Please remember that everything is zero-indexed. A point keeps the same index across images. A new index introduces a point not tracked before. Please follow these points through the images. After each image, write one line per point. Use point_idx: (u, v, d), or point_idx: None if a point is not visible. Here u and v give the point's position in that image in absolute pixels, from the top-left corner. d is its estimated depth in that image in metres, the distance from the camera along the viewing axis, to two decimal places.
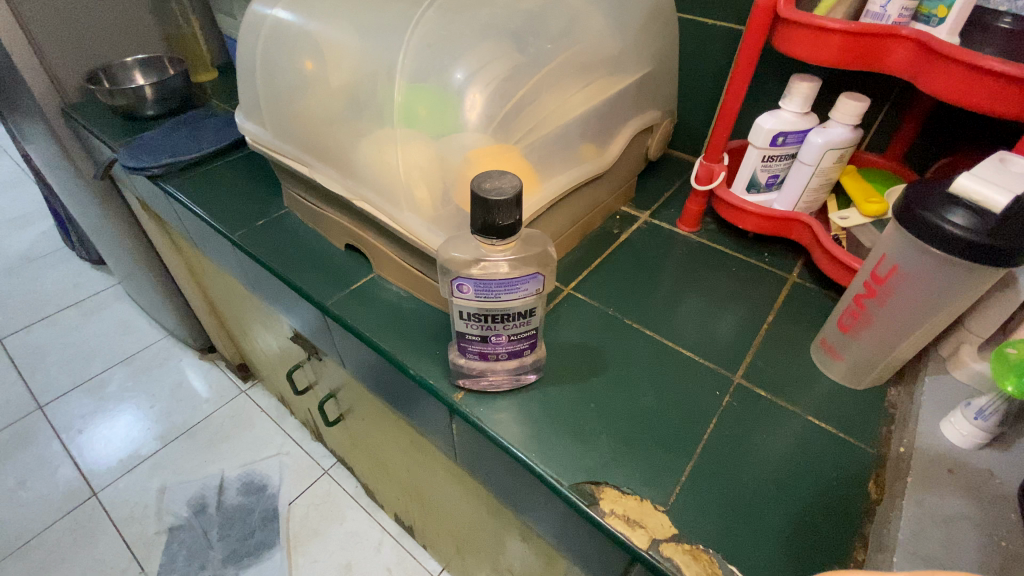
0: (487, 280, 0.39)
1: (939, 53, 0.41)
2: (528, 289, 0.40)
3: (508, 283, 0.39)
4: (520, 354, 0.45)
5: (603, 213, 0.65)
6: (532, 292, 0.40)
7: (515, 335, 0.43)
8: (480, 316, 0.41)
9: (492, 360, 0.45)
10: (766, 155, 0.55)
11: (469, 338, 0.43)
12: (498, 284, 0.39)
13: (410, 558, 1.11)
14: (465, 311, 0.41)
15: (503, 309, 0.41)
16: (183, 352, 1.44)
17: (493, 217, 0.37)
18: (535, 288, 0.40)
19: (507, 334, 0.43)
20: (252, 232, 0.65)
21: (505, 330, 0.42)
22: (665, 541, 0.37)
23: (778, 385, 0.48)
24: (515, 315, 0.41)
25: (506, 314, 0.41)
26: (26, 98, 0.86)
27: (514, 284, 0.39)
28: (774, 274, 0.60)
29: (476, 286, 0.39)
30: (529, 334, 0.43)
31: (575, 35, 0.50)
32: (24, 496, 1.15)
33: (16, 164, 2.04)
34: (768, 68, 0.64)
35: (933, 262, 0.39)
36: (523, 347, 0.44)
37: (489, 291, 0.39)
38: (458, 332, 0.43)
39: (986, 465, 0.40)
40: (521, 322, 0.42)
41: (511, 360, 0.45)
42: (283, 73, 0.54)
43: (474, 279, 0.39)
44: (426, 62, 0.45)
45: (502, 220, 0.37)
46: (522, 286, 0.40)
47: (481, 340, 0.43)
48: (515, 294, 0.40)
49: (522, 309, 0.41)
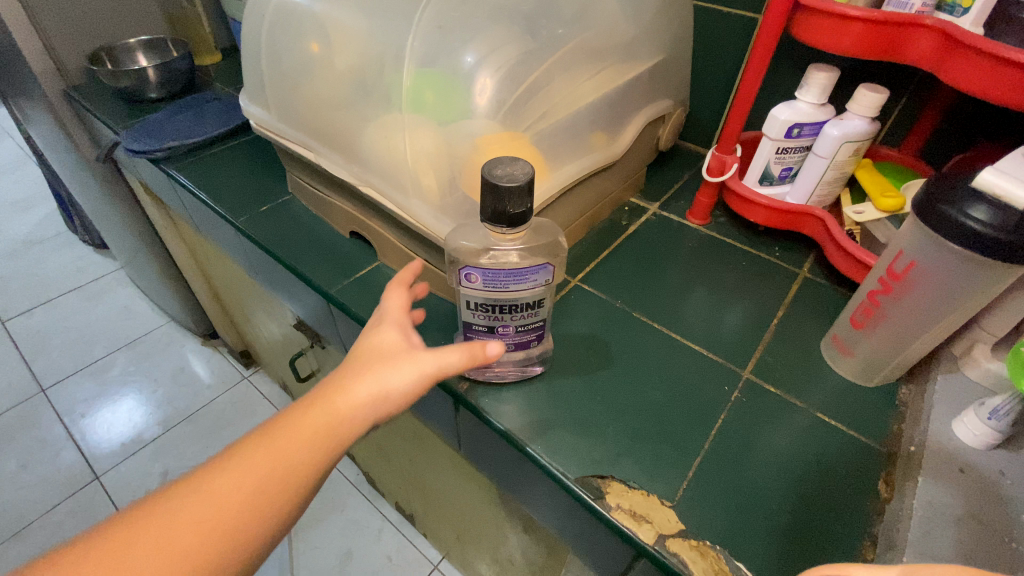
0: (495, 269, 0.38)
1: (964, 43, 0.39)
2: (538, 280, 0.39)
3: (516, 273, 0.38)
4: (527, 346, 0.44)
5: (612, 204, 0.64)
6: (542, 283, 0.40)
7: (522, 327, 0.42)
8: (490, 307, 0.41)
9: (497, 351, 0.44)
10: (780, 146, 0.54)
11: (476, 328, 0.43)
12: (507, 274, 0.38)
13: (410, 545, 1.11)
14: (472, 301, 0.41)
15: (511, 300, 0.40)
16: (185, 338, 1.44)
17: (503, 204, 0.36)
18: (544, 279, 0.40)
19: (515, 326, 0.42)
20: (255, 218, 0.64)
21: (512, 322, 0.42)
22: (671, 537, 0.37)
23: (787, 381, 0.47)
24: (523, 306, 0.41)
25: (513, 305, 0.40)
26: (28, 79, 0.85)
27: (524, 274, 0.39)
28: (783, 269, 0.59)
29: (485, 276, 0.38)
30: (536, 326, 0.43)
31: (587, 20, 0.49)
32: (25, 479, 1.15)
33: (18, 147, 2.03)
34: (784, 57, 0.63)
35: (955, 258, 0.38)
36: (530, 339, 0.44)
37: (498, 281, 0.39)
38: (464, 322, 0.43)
39: (998, 466, 0.39)
40: (529, 312, 0.42)
41: (518, 351, 0.44)
42: (288, 55, 0.53)
43: (482, 268, 0.38)
44: (435, 45, 0.43)
45: (512, 208, 0.36)
46: (532, 277, 0.39)
47: (488, 331, 0.42)
48: (525, 285, 0.39)
49: (530, 300, 0.40)
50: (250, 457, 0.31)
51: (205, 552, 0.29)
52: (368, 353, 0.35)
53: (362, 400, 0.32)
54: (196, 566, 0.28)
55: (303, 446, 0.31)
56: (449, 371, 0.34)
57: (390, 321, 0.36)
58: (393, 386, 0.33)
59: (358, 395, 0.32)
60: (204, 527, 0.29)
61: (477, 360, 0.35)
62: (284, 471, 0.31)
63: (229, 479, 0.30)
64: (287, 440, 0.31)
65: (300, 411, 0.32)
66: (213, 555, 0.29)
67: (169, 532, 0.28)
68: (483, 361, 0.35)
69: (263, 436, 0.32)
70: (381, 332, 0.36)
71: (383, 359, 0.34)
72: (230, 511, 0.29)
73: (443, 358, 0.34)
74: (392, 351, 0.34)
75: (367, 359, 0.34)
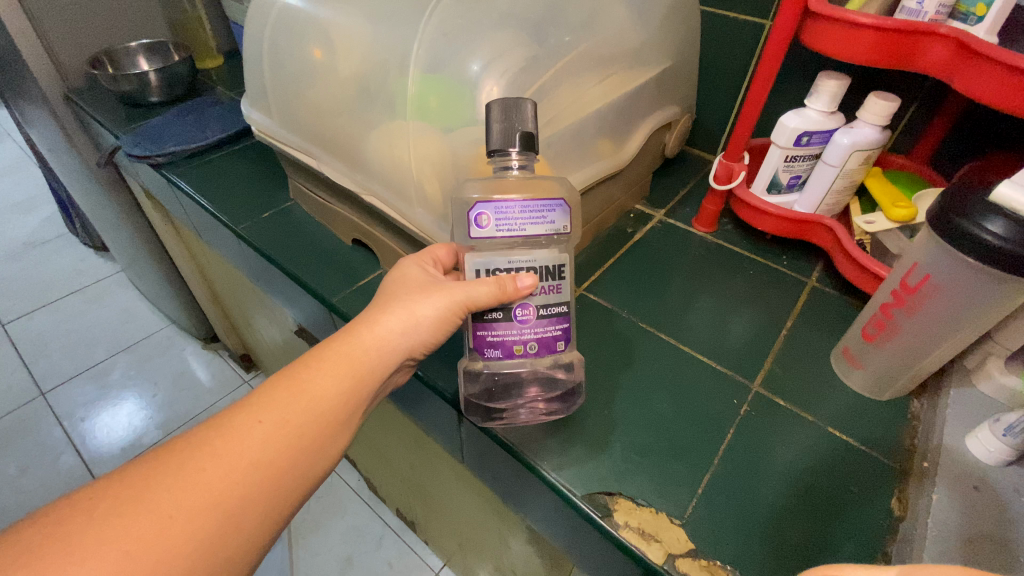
0: (508, 204, 0.35)
1: (978, 53, 0.39)
2: (556, 223, 0.36)
3: (532, 210, 0.35)
4: (552, 346, 0.38)
5: (617, 212, 0.63)
6: (560, 228, 0.37)
7: (544, 312, 0.37)
8: (507, 274, 0.37)
9: (518, 357, 0.38)
10: (789, 154, 0.54)
11: (491, 318, 0.37)
12: (521, 210, 0.35)
13: (410, 553, 1.10)
14: (483, 270, 0.37)
15: (528, 260, 0.37)
16: (186, 341, 1.43)
17: (512, 123, 0.36)
18: (561, 223, 0.36)
19: (536, 308, 0.37)
20: (257, 224, 0.64)
21: (533, 301, 0.37)
22: (681, 556, 0.36)
23: (795, 394, 0.47)
24: (540, 269, 0.37)
25: (530, 265, 0.37)
26: (29, 82, 0.84)
27: (541, 211, 0.36)
28: (791, 279, 0.58)
29: (497, 215, 0.35)
30: (560, 315, 0.38)
31: (595, 27, 0.48)
32: (24, 483, 1.15)
33: (19, 148, 2.02)
34: (794, 64, 0.62)
35: (970, 271, 0.37)
36: (555, 335, 0.38)
37: (511, 224, 0.35)
38: (476, 314, 0.37)
39: (1013, 483, 0.38)
40: (550, 288, 0.37)
41: (544, 356, 0.39)
42: (290, 59, 0.52)
43: (493, 205, 0.35)
44: (440, 52, 0.43)
45: (520, 128, 0.36)
46: (549, 216, 0.36)
47: (505, 319, 0.37)
48: (542, 227, 0.36)
49: (548, 261, 0.37)
50: (288, 391, 0.36)
51: (268, 455, 0.33)
52: (401, 282, 0.41)
53: (391, 332, 0.39)
54: (261, 470, 0.33)
55: (351, 370, 0.37)
56: (478, 300, 0.36)
57: (415, 261, 0.43)
58: (422, 313, 0.39)
59: (390, 326, 0.39)
60: (272, 437, 0.34)
61: (507, 294, 0.36)
62: (325, 403, 0.36)
63: (285, 402, 0.35)
64: (323, 376, 0.37)
65: (337, 342, 0.38)
66: (277, 467, 0.34)
67: (242, 444, 0.33)
68: (514, 297, 0.36)
69: (293, 378, 0.36)
70: (409, 265, 0.43)
71: (410, 289, 0.40)
72: (276, 438, 0.34)
73: (470, 287, 0.36)
74: (421, 286, 0.40)
75: (397, 290, 0.41)
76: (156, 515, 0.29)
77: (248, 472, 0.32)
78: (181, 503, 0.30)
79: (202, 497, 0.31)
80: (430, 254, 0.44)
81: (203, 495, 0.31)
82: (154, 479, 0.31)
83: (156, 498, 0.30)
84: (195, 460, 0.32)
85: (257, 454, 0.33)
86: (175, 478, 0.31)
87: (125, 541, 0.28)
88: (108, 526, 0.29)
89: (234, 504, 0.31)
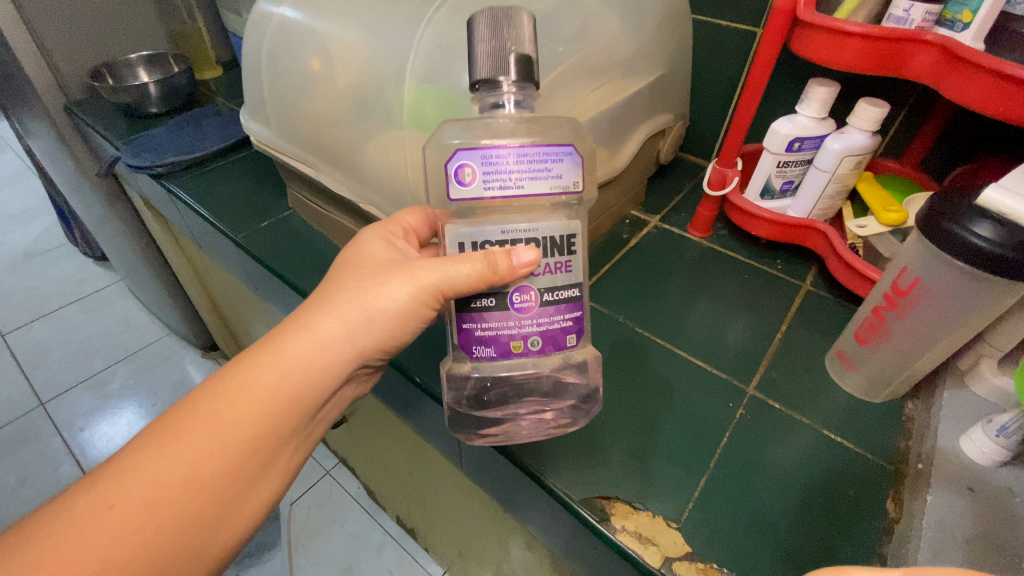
0: (495, 153, 0.32)
1: (964, 59, 0.39)
2: (561, 177, 0.34)
3: (531, 162, 0.33)
4: (558, 341, 0.37)
5: (613, 217, 0.64)
6: (567, 185, 0.34)
7: (546, 304, 0.36)
8: (500, 246, 0.35)
9: (515, 355, 0.37)
10: (782, 160, 0.54)
11: (485, 305, 0.36)
12: (516, 162, 0.33)
13: (411, 561, 1.10)
14: (467, 242, 0.36)
15: (529, 230, 0.35)
16: (185, 350, 1.43)
17: (504, 47, 0.33)
18: (569, 180, 0.34)
19: (540, 292, 0.36)
20: (256, 233, 0.64)
21: (534, 292, 0.36)
22: (677, 560, 0.36)
23: (791, 397, 0.47)
24: (543, 241, 0.35)
25: (533, 238, 0.35)
26: (30, 95, 0.85)
27: (543, 163, 0.33)
28: (786, 283, 0.59)
29: (483, 166, 0.32)
30: (569, 304, 0.37)
31: (588, 37, 0.49)
32: (24, 493, 1.15)
33: (19, 159, 2.03)
34: (786, 71, 0.63)
35: (959, 279, 0.38)
36: (562, 328, 0.37)
37: (504, 177, 0.33)
38: (466, 303, 0.36)
39: (1007, 483, 0.38)
40: (560, 265, 0.36)
41: (553, 355, 0.38)
42: (286, 71, 0.53)
43: (478, 154, 0.32)
44: (437, 63, 0.44)
45: (515, 51, 0.33)
46: (553, 170, 0.34)
47: (501, 307, 0.36)
48: (545, 182, 0.34)
49: (554, 233, 0.35)
50: (258, 382, 0.35)
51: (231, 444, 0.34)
52: (363, 260, 0.40)
53: (361, 316, 0.37)
54: (225, 460, 0.34)
55: (309, 360, 0.36)
56: (460, 279, 0.34)
57: (379, 232, 0.42)
58: (390, 295, 0.37)
59: (359, 308, 0.37)
60: (238, 426, 0.34)
61: (499, 271, 0.34)
62: (296, 395, 0.36)
63: (250, 391, 0.35)
64: (288, 362, 0.36)
65: (301, 321, 0.37)
66: (241, 460, 0.34)
67: (205, 432, 0.34)
68: (509, 277, 0.34)
69: (253, 366, 0.36)
70: (371, 243, 0.41)
71: (377, 270, 0.39)
72: (244, 430, 0.34)
73: (451, 270, 0.35)
74: (385, 266, 0.39)
75: (361, 265, 0.40)
76: (118, 512, 0.31)
77: (214, 460, 0.34)
78: (150, 482, 0.32)
79: (171, 480, 0.32)
80: (398, 222, 0.43)
81: (168, 477, 0.32)
82: (130, 457, 0.33)
83: (130, 478, 0.32)
84: (166, 443, 0.33)
85: (225, 446, 0.34)
86: (148, 459, 0.33)
87: (100, 516, 0.31)
88: (90, 503, 0.31)
89: (201, 489, 0.33)
